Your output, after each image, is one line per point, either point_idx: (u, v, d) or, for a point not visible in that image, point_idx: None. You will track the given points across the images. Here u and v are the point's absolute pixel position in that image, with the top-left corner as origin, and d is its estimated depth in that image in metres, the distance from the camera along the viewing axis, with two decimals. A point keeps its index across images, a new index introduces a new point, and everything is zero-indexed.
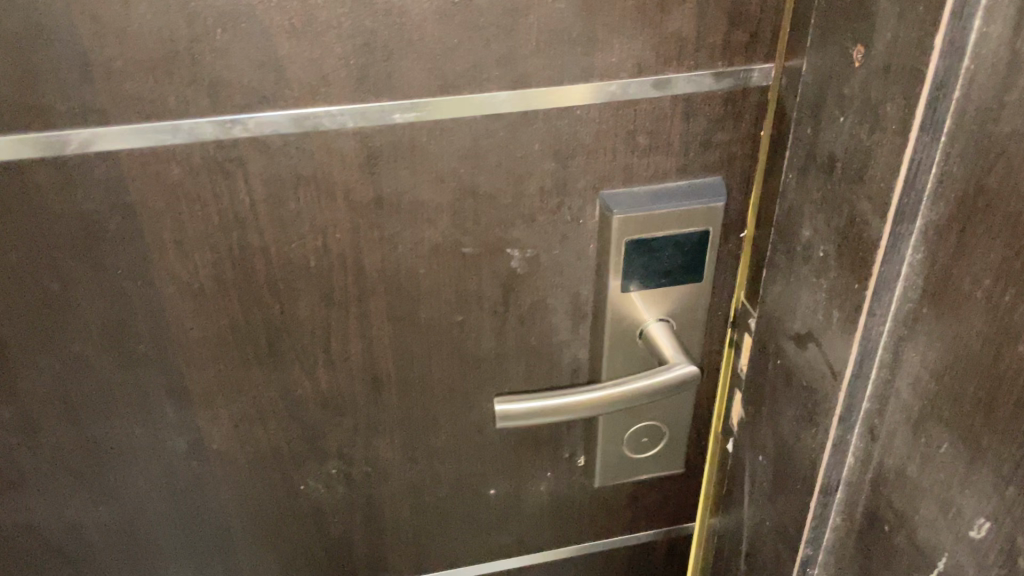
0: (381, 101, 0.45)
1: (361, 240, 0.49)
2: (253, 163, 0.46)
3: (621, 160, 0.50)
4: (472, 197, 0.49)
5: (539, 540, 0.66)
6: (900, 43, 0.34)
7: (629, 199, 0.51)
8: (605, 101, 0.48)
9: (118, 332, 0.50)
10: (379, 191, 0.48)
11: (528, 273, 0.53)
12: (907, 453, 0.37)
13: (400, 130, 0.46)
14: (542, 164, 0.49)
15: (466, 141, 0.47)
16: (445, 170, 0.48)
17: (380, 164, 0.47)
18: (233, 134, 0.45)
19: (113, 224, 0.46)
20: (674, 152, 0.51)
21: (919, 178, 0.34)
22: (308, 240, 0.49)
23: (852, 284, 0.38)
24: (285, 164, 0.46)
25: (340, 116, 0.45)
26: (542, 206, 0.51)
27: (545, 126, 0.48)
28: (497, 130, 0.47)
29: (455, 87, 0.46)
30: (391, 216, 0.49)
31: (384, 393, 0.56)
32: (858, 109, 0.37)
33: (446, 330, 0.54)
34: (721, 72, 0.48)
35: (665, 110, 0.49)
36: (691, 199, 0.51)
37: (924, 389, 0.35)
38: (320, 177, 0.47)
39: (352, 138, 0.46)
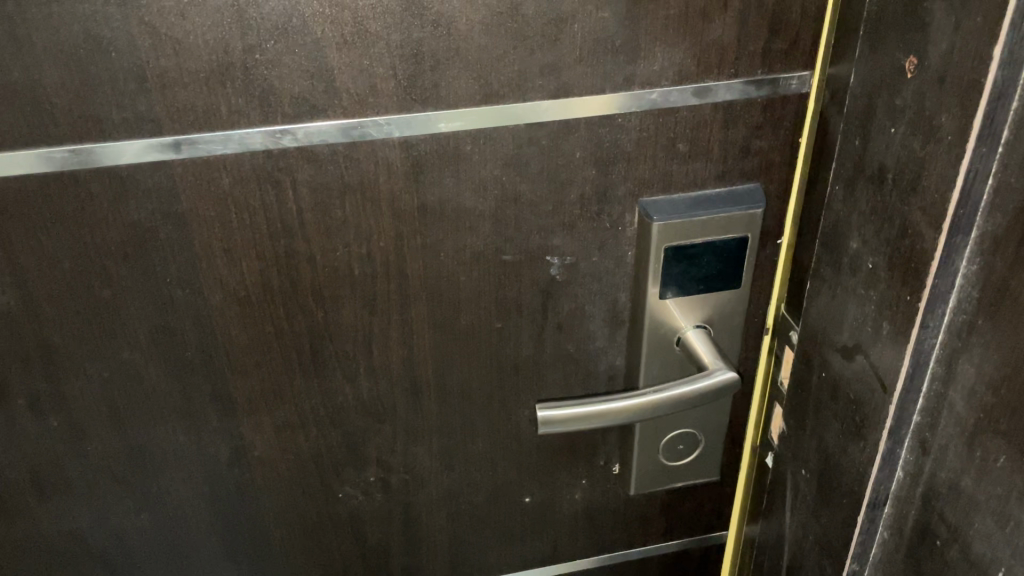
0: (428, 110, 0.45)
1: (405, 248, 0.50)
2: (301, 171, 0.46)
3: (661, 167, 0.50)
4: (515, 205, 0.50)
5: (573, 549, 0.66)
6: (957, 53, 0.34)
7: (668, 205, 0.51)
8: (647, 109, 0.48)
9: (165, 339, 0.51)
10: (424, 199, 0.48)
11: (567, 281, 0.53)
12: (962, 466, 0.36)
13: (445, 139, 0.47)
14: (583, 172, 0.49)
15: (509, 150, 0.48)
16: (488, 179, 0.48)
17: (425, 173, 0.48)
18: (282, 144, 0.45)
19: (163, 233, 0.47)
20: (714, 160, 0.51)
21: (975, 189, 0.34)
22: (352, 248, 0.49)
23: (903, 296, 0.38)
24: (332, 173, 0.47)
25: (386, 125, 0.45)
26: (582, 213, 0.51)
27: (588, 134, 0.48)
28: (541, 139, 0.48)
29: (499, 95, 0.46)
30: (434, 224, 0.49)
31: (424, 400, 0.56)
32: (911, 119, 0.37)
33: (485, 337, 0.54)
34: (761, 79, 0.48)
35: (707, 118, 0.49)
36: (731, 205, 0.51)
37: (980, 401, 0.35)
38: (366, 186, 0.47)
39: (398, 147, 0.46)
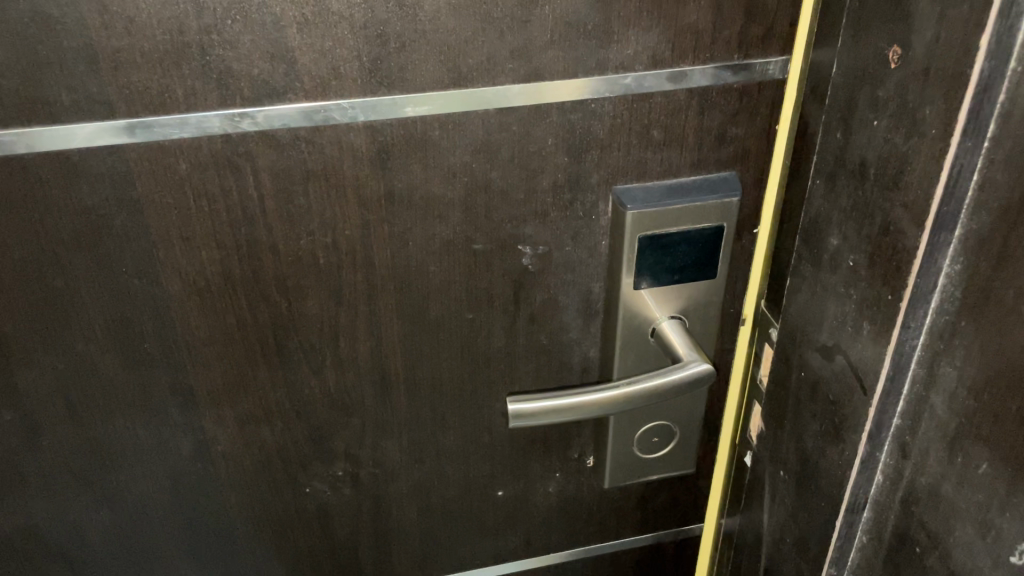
0: (393, 94, 0.44)
1: (370, 237, 0.48)
2: (262, 157, 0.44)
3: (636, 155, 0.49)
4: (485, 192, 0.48)
5: (546, 543, 0.65)
6: (941, 44, 0.32)
7: (642, 194, 0.50)
8: (620, 95, 0.46)
9: (123, 330, 0.49)
10: (390, 185, 0.47)
11: (540, 271, 0.52)
12: (942, 472, 0.36)
13: (412, 124, 0.45)
14: (555, 159, 0.48)
15: (479, 136, 0.46)
16: (457, 166, 0.47)
17: (391, 159, 0.46)
18: (241, 128, 0.43)
19: (118, 221, 0.45)
20: (689, 147, 0.49)
21: (959, 185, 0.33)
22: (317, 237, 0.47)
23: (884, 296, 0.37)
24: (294, 159, 0.45)
25: (350, 109, 0.44)
26: (555, 202, 0.49)
27: (560, 121, 0.46)
28: (512, 125, 0.46)
29: (468, 80, 0.44)
30: (401, 212, 0.48)
31: (392, 393, 0.55)
32: (893, 112, 0.36)
33: (456, 328, 0.53)
34: (739, 65, 0.47)
35: (682, 105, 0.47)
36: (706, 194, 0.50)
37: (961, 405, 0.35)
38: (331, 172, 0.45)
39: (362, 132, 0.44)
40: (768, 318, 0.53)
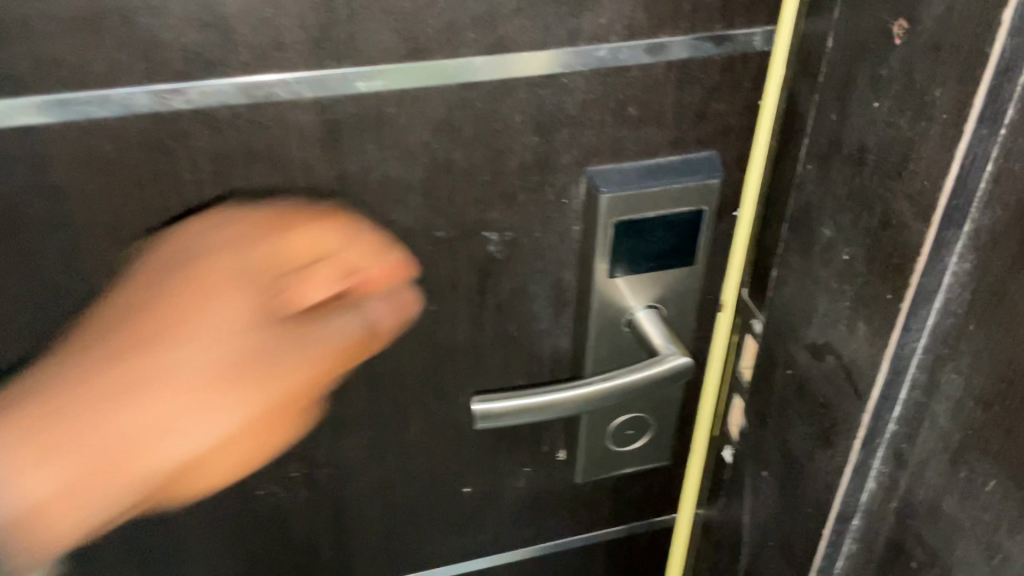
0: (343, 68, 0.39)
1: None
2: (197, 138, 0.40)
3: (610, 133, 0.45)
4: (447, 174, 0.44)
5: (516, 538, 0.62)
6: (956, 18, 0.29)
7: (617, 176, 0.46)
8: (594, 68, 0.42)
9: (47, 329, 0.44)
10: (342, 167, 0.42)
11: (508, 259, 0.48)
12: (944, 485, 0.34)
13: (365, 101, 0.40)
14: (523, 138, 0.44)
15: (440, 113, 0.42)
16: (416, 146, 0.42)
17: (341, 140, 0.41)
18: (172, 105, 0.38)
19: (36, 209, 0.40)
20: (667, 125, 0.45)
21: (972, 176, 0.30)
22: None
23: (882, 295, 0.34)
24: (233, 139, 0.40)
25: (295, 84, 0.39)
26: (523, 185, 0.45)
27: (528, 97, 0.42)
28: (476, 101, 0.42)
29: (425, 51, 0.40)
30: (355, 196, 0.43)
31: (349, 389, 0.51)
32: (898, 92, 0.32)
33: (417, 320, 0.49)
34: (722, 35, 0.43)
35: (660, 79, 0.43)
36: (685, 175, 0.46)
37: (967, 416, 0.32)
38: (275, 154, 0.41)
39: (309, 110, 0.40)
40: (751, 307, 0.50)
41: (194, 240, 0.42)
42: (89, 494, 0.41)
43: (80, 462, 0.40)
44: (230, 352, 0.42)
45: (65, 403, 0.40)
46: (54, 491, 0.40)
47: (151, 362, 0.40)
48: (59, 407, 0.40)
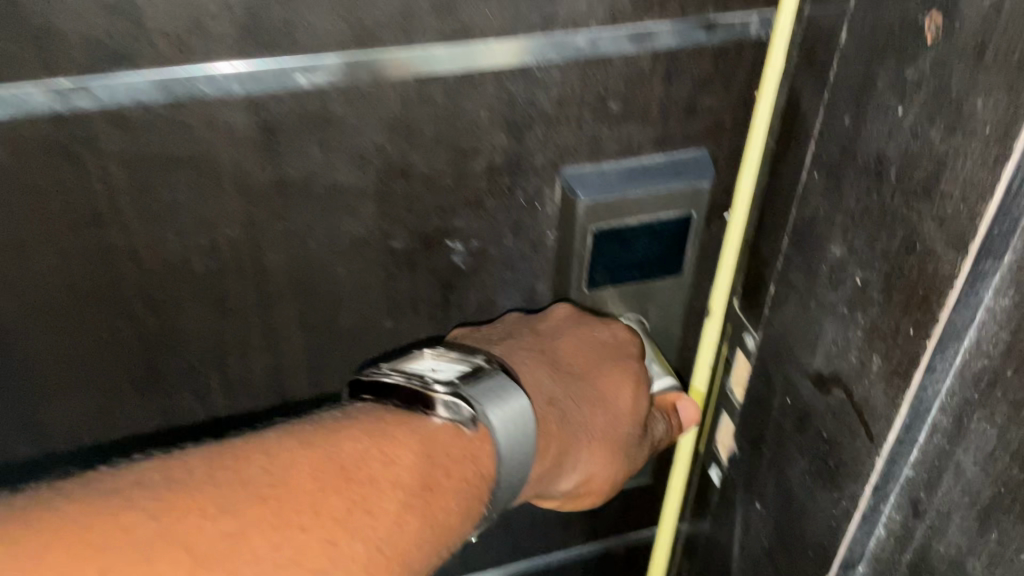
0: (279, 60, 0.33)
1: (260, 236, 0.38)
2: (108, 141, 0.34)
3: (588, 131, 0.40)
4: (404, 178, 0.39)
5: (484, 559, 0.58)
6: (1005, 15, 0.24)
7: (596, 179, 0.41)
8: (570, 58, 0.37)
9: None
10: (282, 172, 0.37)
11: (473, 269, 0.43)
12: (965, 545, 0.29)
13: (306, 97, 0.35)
14: (490, 137, 0.39)
15: (394, 110, 0.36)
16: (367, 148, 0.37)
17: (280, 141, 0.36)
18: (75, 104, 0.32)
19: None
20: (652, 121, 0.40)
21: (1015, 202, 0.25)
22: (190, 238, 0.37)
23: (905, 329, 0.30)
24: (152, 143, 0.34)
25: (222, 79, 0.33)
26: (491, 189, 0.40)
27: (495, 91, 0.37)
28: (436, 97, 0.36)
29: (375, 40, 0.34)
30: (299, 204, 0.38)
31: (298, 411, 0.46)
32: (928, 98, 0.27)
33: (373, 337, 0.44)
34: (714, 20, 0.38)
35: (644, 70, 0.38)
36: (671, 178, 0.41)
37: (998, 473, 0.27)
38: (203, 159, 0.35)
39: (241, 108, 0.34)
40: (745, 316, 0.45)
41: (539, 323, 0.44)
42: (436, 524, 0.35)
43: (426, 467, 0.35)
44: (573, 394, 0.42)
45: (544, 410, 0.40)
46: (515, 482, 0.38)
47: (564, 387, 0.41)
48: (262, 463, 0.32)
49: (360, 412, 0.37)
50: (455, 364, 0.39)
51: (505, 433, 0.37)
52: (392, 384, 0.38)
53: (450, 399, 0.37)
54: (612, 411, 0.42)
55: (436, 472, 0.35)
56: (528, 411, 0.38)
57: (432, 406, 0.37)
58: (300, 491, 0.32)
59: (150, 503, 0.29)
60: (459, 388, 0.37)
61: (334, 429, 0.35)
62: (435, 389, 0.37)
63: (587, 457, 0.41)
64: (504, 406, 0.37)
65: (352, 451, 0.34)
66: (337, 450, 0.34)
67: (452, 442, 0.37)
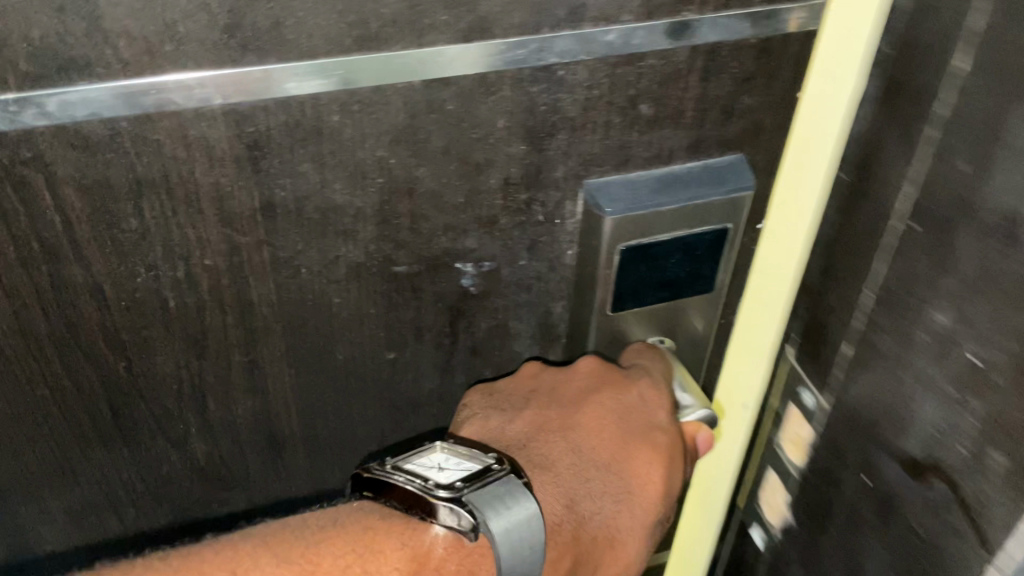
0: (266, 64, 0.28)
1: (244, 267, 0.33)
2: (61, 164, 0.28)
3: (615, 138, 0.35)
4: (409, 196, 0.34)
5: None
6: None
7: (624, 191, 0.36)
8: (600, 57, 0.32)
9: None
10: (270, 194, 0.31)
11: (484, 293, 0.39)
12: None
13: (297, 107, 0.30)
14: (507, 148, 0.34)
15: (398, 120, 0.31)
16: (368, 163, 0.32)
17: (267, 159, 0.30)
18: (22, 122, 0.27)
19: None
20: (686, 125, 0.36)
21: None
22: (163, 272, 0.32)
23: None
24: (114, 165, 0.29)
25: (198, 88, 0.28)
26: (506, 205, 0.36)
27: (514, 95, 0.32)
28: (447, 104, 0.32)
29: (379, 39, 0.29)
30: (289, 230, 0.33)
31: (287, 454, 0.41)
32: None
33: (372, 371, 0.39)
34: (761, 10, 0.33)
35: (681, 68, 0.34)
36: (707, 188, 0.37)
37: None
38: (176, 182, 0.30)
39: (221, 122, 0.29)
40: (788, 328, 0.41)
41: (562, 386, 0.39)
42: None
43: None
44: (593, 477, 0.37)
45: (559, 513, 0.35)
46: None
47: (582, 481, 0.36)
48: (238, 571, 0.31)
49: (366, 510, 0.35)
50: (462, 467, 0.34)
51: (513, 555, 0.32)
52: (393, 482, 0.34)
53: (450, 508, 0.32)
54: (639, 505, 0.36)
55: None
56: (538, 526, 0.33)
57: (433, 511, 0.33)
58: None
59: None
60: (460, 493, 0.33)
61: (322, 537, 0.33)
62: (433, 493, 0.32)
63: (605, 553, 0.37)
64: (513, 523, 0.32)
65: (331, 570, 0.32)
66: (320, 570, 0.32)
67: (445, 562, 0.33)
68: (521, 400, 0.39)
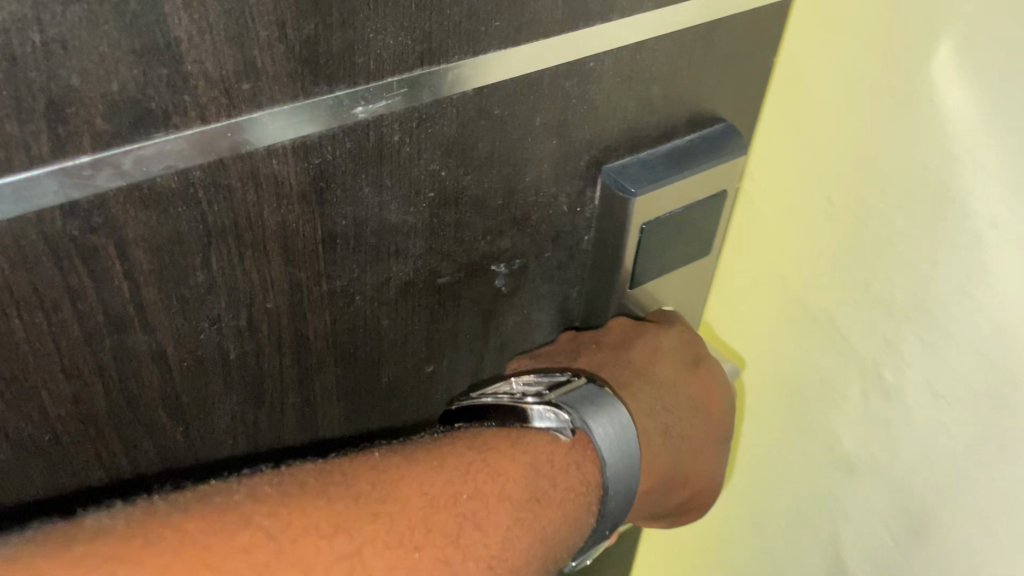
0: (337, 91, 0.27)
1: (303, 303, 0.32)
2: (133, 226, 0.26)
3: (630, 121, 0.37)
4: (456, 205, 0.34)
5: None
6: None
7: (640, 170, 0.38)
8: (623, 45, 0.33)
9: None
10: (332, 224, 0.30)
11: (513, 291, 0.39)
12: None
13: (362, 131, 0.29)
14: (542, 144, 0.34)
15: (450, 131, 0.31)
16: (422, 178, 0.32)
17: (332, 188, 0.29)
18: (96, 186, 0.24)
19: None
20: (687, 102, 0.38)
21: None
22: (227, 322, 0.30)
23: None
24: (187, 217, 0.27)
25: (271, 124, 0.26)
26: (537, 200, 0.36)
27: (551, 92, 0.33)
28: (494, 107, 0.32)
29: (439, 53, 0.29)
30: (347, 257, 0.32)
31: None
32: None
33: (413, 386, 0.39)
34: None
35: (688, 47, 0.36)
36: (710, 157, 0.39)
37: None
38: (245, 225, 0.28)
39: (289, 156, 0.28)
40: (820, 289, 0.45)
41: (604, 336, 0.42)
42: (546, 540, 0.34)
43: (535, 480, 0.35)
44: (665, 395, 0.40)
45: (643, 420, 0.38)
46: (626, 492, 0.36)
47: (655, 397, 0.39)
48: (372, 477, 0.32)
49: (466, 432, 0.37)
50: (542, 383, 0.38)
51: (610, 448, 0.35)
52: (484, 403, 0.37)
53: (547, 409, 0.36)
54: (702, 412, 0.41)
55: (542, 484, 0.35)
56: (627, 423, 0.36)
57: (527, 418, 0.36)
58: (410, 507, 0.31)
59: (271, 518, 0.29)
60: (551, 398, 0.36)
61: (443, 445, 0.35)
62: (525, 401, 0.36)
63: (681, 462, 0.40)
64: (606, 420, 0.36)
65: (457, 468, 0.34)
66: (449, 472, 0.33)
67: (552, 450, 0.35)
68: (571, 351, 0.42)
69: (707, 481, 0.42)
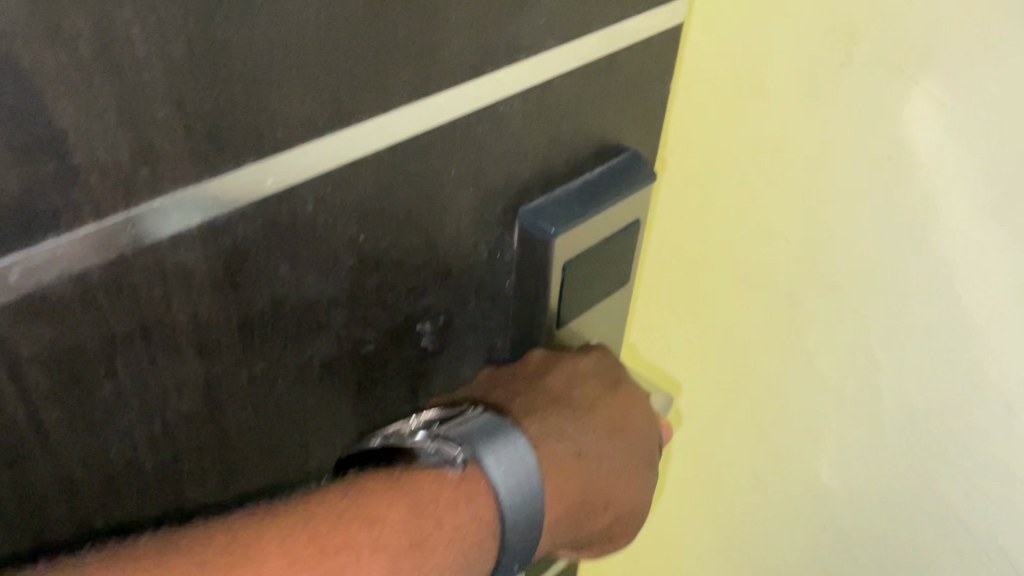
0: (244, 167, 0.25)
1: (225, 397, 0.29)
2: (23, 342, 0.22)
3: (542, 160, 0.36)
4: (378, 269, 0.31)
5: None
6: None
7: (556, 209, 0.37)
8: (531, 87, 0.33)
9: None
10: (249, 308, 0.28)
11: (441, 348, 0.37)
12: None
13: (274, 205, 0.26)
14: (458, 195, 0.33)
15: (366, 193, 0.29)
16: (340, 246, 0.29)
17: (246, 270, 0.27)
18: None
19: None
20: (593, 134, 0.37)
21: None
22: (141, 432, 0.27)
23: None
24: (87, 324, 0.24)
25: (177, 210, 0.24)
26: (457, 252, 0.35)
27: (464, 141, 0.31)
28: (409, 163, 0.30)
29: (349, 114, 0.27)
30: (269, 341, 0.29)
31: None
32: None
33: None
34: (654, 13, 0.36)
35: (592, 81, 0.35)
36: (620, 187, 0.39)
37: None
38: (153, 324, 0.25)
39: (198, 243, 0.25)
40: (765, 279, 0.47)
41: (519, 370, 0.40)
42: None
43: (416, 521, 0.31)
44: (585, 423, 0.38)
45: (547, 445, 0.35)
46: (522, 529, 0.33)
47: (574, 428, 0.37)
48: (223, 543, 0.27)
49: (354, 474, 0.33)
50: (440, 418, 0.35)
51: (507, 486, 0.32)
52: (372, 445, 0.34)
53: (433, 443, 0.33)
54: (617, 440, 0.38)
55: (424, 525, 0.31)
56: (528, 458, 0.33)
57: (415, 459, 0.33)
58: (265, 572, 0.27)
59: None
60: (440, 432, 0.33)
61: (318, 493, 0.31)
62: (415, 438, 0.33)
63: (594, 493, 0.36)
64: (499, 451, 0.32)
65: (327, 516, 0.30)
66: (316, 517, 0.29)
67: (436, 488, 0.32)
68: (486, 388, 0.39)
69: (629, 505, 0.39)
